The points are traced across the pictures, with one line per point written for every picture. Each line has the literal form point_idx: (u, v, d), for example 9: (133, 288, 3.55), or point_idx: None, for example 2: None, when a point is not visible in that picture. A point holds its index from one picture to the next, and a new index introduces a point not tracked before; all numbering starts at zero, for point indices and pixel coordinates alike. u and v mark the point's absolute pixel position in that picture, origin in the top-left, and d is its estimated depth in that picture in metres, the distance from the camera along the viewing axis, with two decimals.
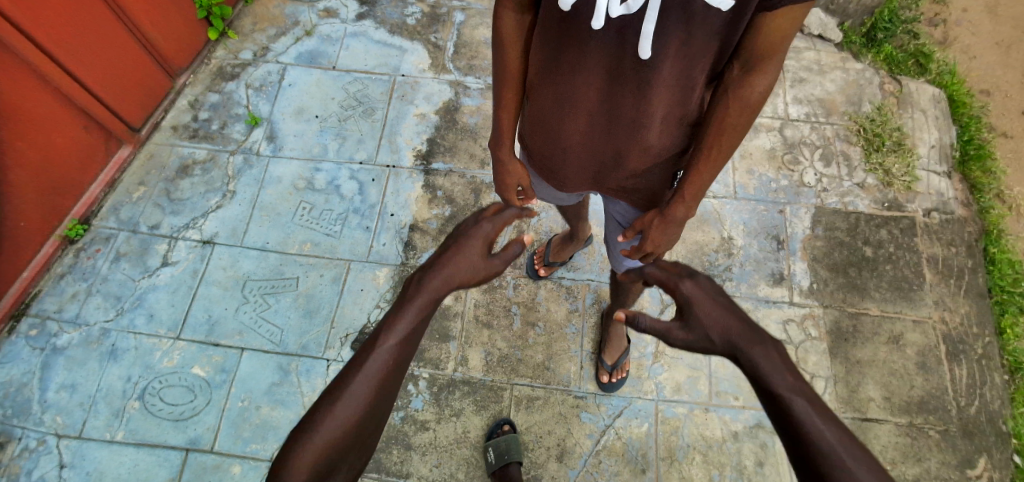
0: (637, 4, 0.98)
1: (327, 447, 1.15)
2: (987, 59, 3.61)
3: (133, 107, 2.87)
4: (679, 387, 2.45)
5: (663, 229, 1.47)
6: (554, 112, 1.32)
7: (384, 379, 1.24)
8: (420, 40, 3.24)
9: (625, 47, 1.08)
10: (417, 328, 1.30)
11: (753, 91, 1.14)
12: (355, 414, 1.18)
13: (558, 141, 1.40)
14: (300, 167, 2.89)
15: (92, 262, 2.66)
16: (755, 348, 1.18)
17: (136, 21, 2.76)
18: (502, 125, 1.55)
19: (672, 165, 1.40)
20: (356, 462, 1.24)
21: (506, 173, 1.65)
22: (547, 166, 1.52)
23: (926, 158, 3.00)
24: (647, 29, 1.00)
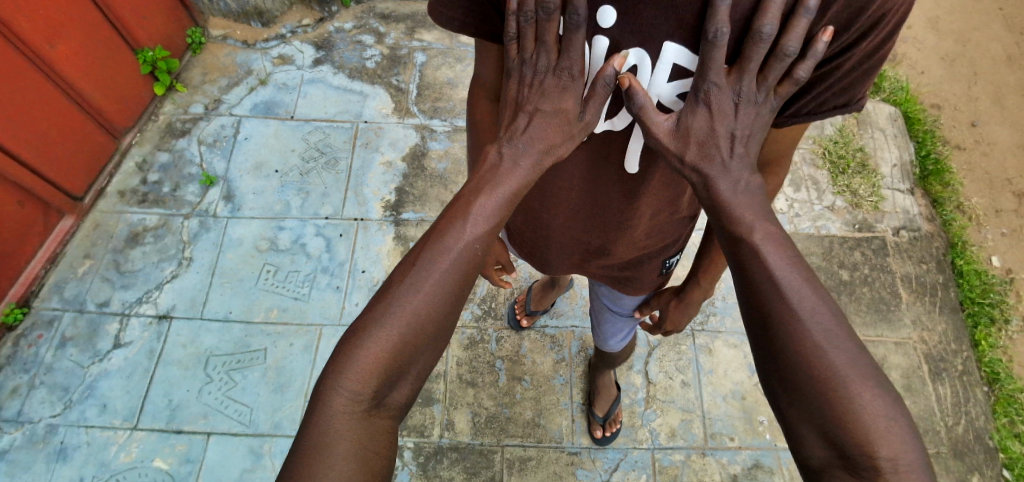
0: (623, 123, 1.02)
1: (389, 349, 0.89)
2: (934, 74, 3.75)
3: (74, 175, 2.66)
4: (674, 431, 2.39)
5: (680, 310, 1.51)
6: (538, 206, 1.27)
7: (464, 272, 0.96)
8: (381, 83, 3.14)
9: (611, 148, 1.07)
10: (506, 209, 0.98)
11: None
12: (423, 314, 0.91)
13: (544, 233, 1.35)
14: (262, 226, 2.73)
15: (34, 351, 2.43)
16: (746, 231, 0.90)
17: (73, 83, 2.58)
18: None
19: (664, 254, 1.37)
20: (430, 364, 0.98)
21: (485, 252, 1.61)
22: (533, 252, 1.47)
23: (889, 177, 3.05)
24: (632, 145, 1.04)
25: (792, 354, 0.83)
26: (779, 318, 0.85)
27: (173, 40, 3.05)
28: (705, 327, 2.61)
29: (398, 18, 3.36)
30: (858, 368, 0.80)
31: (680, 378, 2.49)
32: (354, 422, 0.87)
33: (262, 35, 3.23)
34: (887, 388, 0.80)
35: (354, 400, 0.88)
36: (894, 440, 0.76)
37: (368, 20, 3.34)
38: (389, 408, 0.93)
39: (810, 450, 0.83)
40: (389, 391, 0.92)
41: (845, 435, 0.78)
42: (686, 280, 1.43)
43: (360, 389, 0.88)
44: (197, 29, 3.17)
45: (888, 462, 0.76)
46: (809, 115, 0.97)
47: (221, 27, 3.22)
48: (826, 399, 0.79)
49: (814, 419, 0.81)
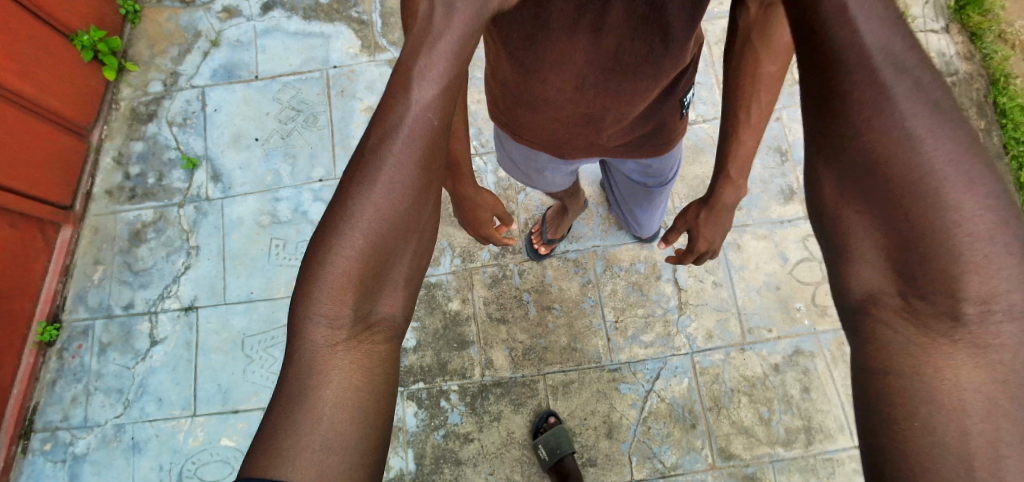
0: None
1: (360, 259, 0.68)
2: None
3: (53, 186, 2.56)
4: (711, 333, 2.38)
5: (713, 224, 1.43)
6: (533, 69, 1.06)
7: (432, 151, 0.73)
8: (341, 19, 2.82)
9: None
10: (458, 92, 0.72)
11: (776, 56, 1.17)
12: (390, 210, 0.70)
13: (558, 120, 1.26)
14: (258, 201, 2.63)
15: (78, 361, 2.50)
16: (855, 35, 0.58)
17: (11, 87, 2.37)
18: (456, 151, 1.31)
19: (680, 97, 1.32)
20: (419, 257, 0.77)
21: (476, 206, 1.50)
22: (553, 142, 1.41)
23: (922, 18, 2.75)
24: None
25: (865, 136, 0.58)
26: (861, 97, 0.58)
27: (104, 15, 2.75)
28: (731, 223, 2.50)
29: None
30: (962, 166, 0.54)
31: (711, 279, 2.44)
32: (340, 355, 0.68)
33: None
34: (998, 192, 0.55)
35: (332, 325, 0.68)
36: (993, 264, 0.52)
37: None
38: (385, 324, 0.72)
39: (857, 273, 0.59)
40: (376, 299, 0.71)
41: (924, 275, 0.55)
42: (716, 180, 1.36)
43: (338, 311, 0.68)
44: None
45: (978, 309, 0.52)
46: None
47: None
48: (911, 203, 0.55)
49: (879, 227, 0.57)
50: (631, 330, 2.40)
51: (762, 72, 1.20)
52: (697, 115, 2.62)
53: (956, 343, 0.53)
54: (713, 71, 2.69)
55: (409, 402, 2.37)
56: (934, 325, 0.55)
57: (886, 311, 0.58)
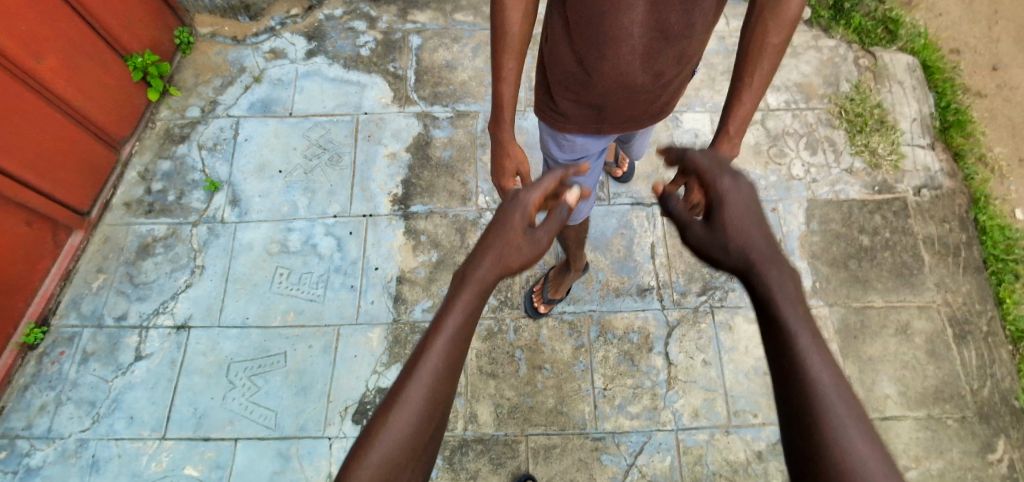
0: None
1: (397, 441, 0.98)
2: (952, 15, 3.65)
3: (76, 191, 2.63)
4: (697, 412, 2.38)
5: None
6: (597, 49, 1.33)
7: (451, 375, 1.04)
8: (378, 72, 3.05)
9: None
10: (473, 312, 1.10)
11: (790, 8, 1.46)
12: (430, 409, 1.01)
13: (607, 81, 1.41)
14: (271, 229, 2.71)
15: (57, 367, 2.46)
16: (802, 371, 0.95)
17: (62, 96, 2.51)
18: (503, 96, 1.58)
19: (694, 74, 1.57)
20: (427, 464, 1.02)
21: (506, 155, 1.64)
22: (592, 112, 1.52)
23: (910, 133, 3.05)
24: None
25: (811, 400, 0.93)
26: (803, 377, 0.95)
27: (160, 42, 2.97)
28: (724, 304, 2.58)
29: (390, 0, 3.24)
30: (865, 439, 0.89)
31: (701, 357, 2.48)
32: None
33: (251, 29, 3.12)
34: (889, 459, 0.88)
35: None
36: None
37: (358, 4, 3.22)
38: None
39: None
40: None
41: None
42: (718, 134, 1.66)
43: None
44: (184, 29, 3.07)
45: None
46: None
47: (209, 25, 3.12)
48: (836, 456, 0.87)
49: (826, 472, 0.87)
50: (619, 399, 2.40)
51: (768, 42, 1.52)
52: None
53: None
54: None
55: None
56: None
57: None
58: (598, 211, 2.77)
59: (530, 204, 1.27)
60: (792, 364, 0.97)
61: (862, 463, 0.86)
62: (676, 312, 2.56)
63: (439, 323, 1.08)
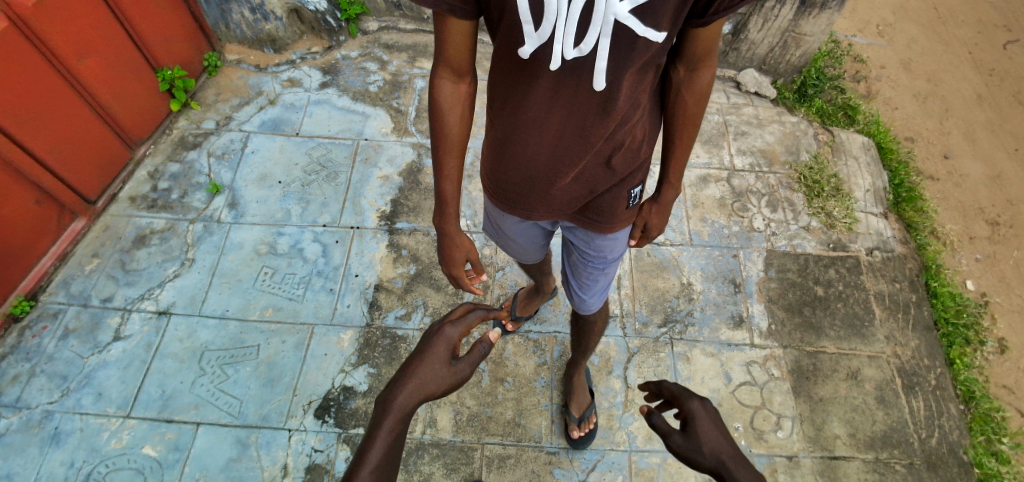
0: (589, 46, 1.16)
1: None
2: (906, 109, 4.04)
3: (89, 180, 2.84)
4: (650, 435, 2.43)
5: (661, 214, 1.74)
6: (517, 145, 1.40)
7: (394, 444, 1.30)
8: (382, 105, 3.36)
9: (581, 79, 1.22)
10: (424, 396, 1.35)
11: (702, 84, 1.44)
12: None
13: (529, 170, 1.44)
14: (263, 231, 2.88)
15: (37, 341, 2.54)
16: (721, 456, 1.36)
17: (98, 95, 2.79)
18: (445, 195, 1.61)
19: (628, 188, 1.53)
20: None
21: (455, 246, 1.71)
22: (523, 197, 1.54)
23: (863, 201, 3.22)
24: (600, 66, 1.18)
25: None
26: None
27: (191, 62, 3.31)
28: (683, 337, 2.68)
29: (401, 48, 3.62)
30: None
31: None
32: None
33: (274, 60, 3.49)
34: None
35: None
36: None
37: (372, 49, 3.60)
38: None
39: None
40: None
41: None
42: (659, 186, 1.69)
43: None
44: (214, 53, 3.43)
45: None
46: (723, 12, 1.19)
47: (237, 52, 3.48)
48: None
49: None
50: None
51: (688, 113, 1.51)
52: (663, 238, 2.97)
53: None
54: (683, 206, 3.11)
55: (343, 446, 2.35)
56: None
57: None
58: None
59: (451, 341, 1.43)
60: None
61: None
62: (636, 340, 2.66)
63: (389, 402, 1.32)
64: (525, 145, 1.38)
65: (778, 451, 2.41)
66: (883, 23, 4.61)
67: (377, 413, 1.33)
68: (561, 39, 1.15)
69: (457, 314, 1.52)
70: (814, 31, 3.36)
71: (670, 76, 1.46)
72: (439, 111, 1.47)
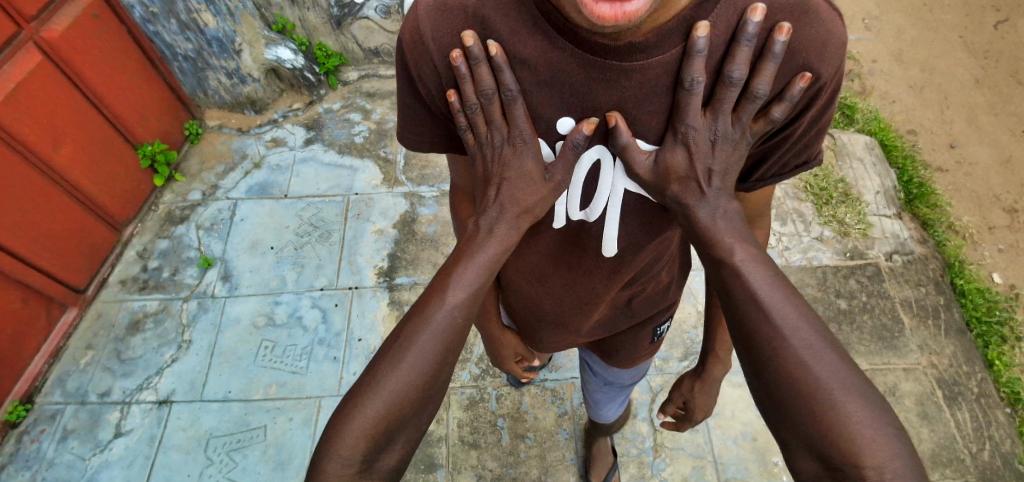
0: (596, 212, 1.08)
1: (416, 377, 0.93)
2: (905, 102, 3.93)
3: (77, 270, 2.76)
4: (686, 481, 2.29)
5: (704, 391, 1.56)
6: (528, 293, 1.32)
7: (452, 339, 0.97)
8: (370, 156, 3.28)
9: (586, 250, 1.16)
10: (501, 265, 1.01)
11: None
12: (417, 380, 0.93)
13: (539, 315, 1.37)
14: (259, 302, 2.78)
15: (36, 446, 2.43)
16: (728, 254, 0.92)
17: (78, 183, 2.72)
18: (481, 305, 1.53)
19: (651, 326, 1.44)
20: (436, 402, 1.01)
21: (500, 345, 1.62)
22: (534, 333, 1.47)
23: (874, 204, 3.09)
24: (608, 233, 1.10)
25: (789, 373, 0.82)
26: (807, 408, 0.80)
27: (171, 134, 3.24)
28: None
29: (384, 95, 3.54)
30: (839, 376, 0.80)
31: None
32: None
33: (255, 121, 3.42)
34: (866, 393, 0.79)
35: (350, 471, 0.89)
36: (875, 446, 0.74)
37: (355, 99, 3.54)
38: (378, 472, 0.93)
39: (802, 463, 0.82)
40: (379, 457, 0.92)
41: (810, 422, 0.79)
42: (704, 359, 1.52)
43: (392, 463, 0.95)
44: (194, 121, 3.36)
45: (875, 471, 0.73)
46: (770, 178, 1.04)
47: (217, 117, 3.41)
48: (789, 378, 0.82)
49: (796, 427, 0.82)
50: None
51: None
52: None
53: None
54: None
55: None
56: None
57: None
58: None
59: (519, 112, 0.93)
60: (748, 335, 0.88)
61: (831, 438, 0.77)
62: (658, 377, 2.54)
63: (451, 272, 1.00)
64: (535, 296, 1.32)
65: None
66: (869, 16, 4.51)
67: (423, 292, 1.01)
68: (564, 202, 1.09)
69: (500, 128, 0.96)
70: None
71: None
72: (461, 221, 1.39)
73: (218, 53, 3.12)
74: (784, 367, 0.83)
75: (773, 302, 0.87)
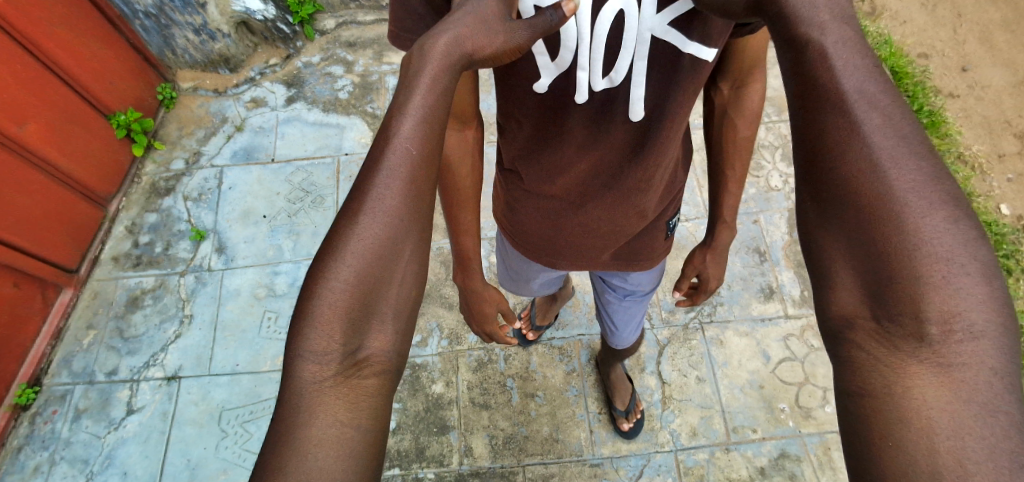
0: (620, 76, 1.04)
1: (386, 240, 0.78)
2: (916, 21, 3.68)
3: (65, 250, 2.68)
4: (695, 430, 2.33)
5: (715, 261, 1.55)
6: (551, 189, 1.30)
7: (414, 178, 0.81)
8: (357, 113, 3.11)
9: (615, 109, 1.10)
10: (446, 93, 0.82)
11: (751, 102, 1.36)
12: (391, 241, 0.78)
13: (562, 213, 1.36)
14: (257, 273, 2.73)
15: (50, 427, 2.44)
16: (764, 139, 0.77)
17: (48, 158, 2.59)
18: (465, 249, 1.43)
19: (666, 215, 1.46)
20: (418, 268, 0.83)
21: (482, 300, 1.51)
22: (555, 241, 1.45)
23: None
24: (637, 93, 1.06)
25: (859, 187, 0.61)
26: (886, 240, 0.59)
27: (143, 99, 3.06)
28: (714, 319, 2.54)
29: (364, 44, 3.31)
30: (926, 195, 0.59)
31: (694, 374, 2.43)
32: (328, 391, 0.71)
33: (231, 80, 3.21)
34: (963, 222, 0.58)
35: (334, 354, 0.72)
36: (960, 293, 0.55)
37: (334, 49, 3.31)
38: (375, 361, 0.76)
39: (838, 300, 0.63)
40: (363, 337, 0.76)
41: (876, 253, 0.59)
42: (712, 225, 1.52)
43: (385, 346, 0.78)
44: (167, 84, 3.17)
45: (942, 327, 0.55)
46: None
47: (191, 78, 3.21)
48: (857, 188, 0.61)
49: (849, 250, 0.62)
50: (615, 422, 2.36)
51: (739, 136, 1.40)
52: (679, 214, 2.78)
53: (923, 364, 0.56)
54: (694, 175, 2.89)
55: None
56: (902, 340, 0.57)
57: (861, 335, 0.61)
58: None
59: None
60: (821, 139, 0.64)
61: (906, 271, 0.57)
62: (666, 331, 2.53)
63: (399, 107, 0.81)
64: (559, 191, 1.29)
65: (829, 428, 2.30)
66: None
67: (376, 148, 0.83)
68: (587, 67, 1.03)
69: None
70: None
71: (714, 98, 1.40)
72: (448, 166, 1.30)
73: (181, 8, 2.85)
74: (858, 171, 0.61)
75: (865, 100, 0.63)
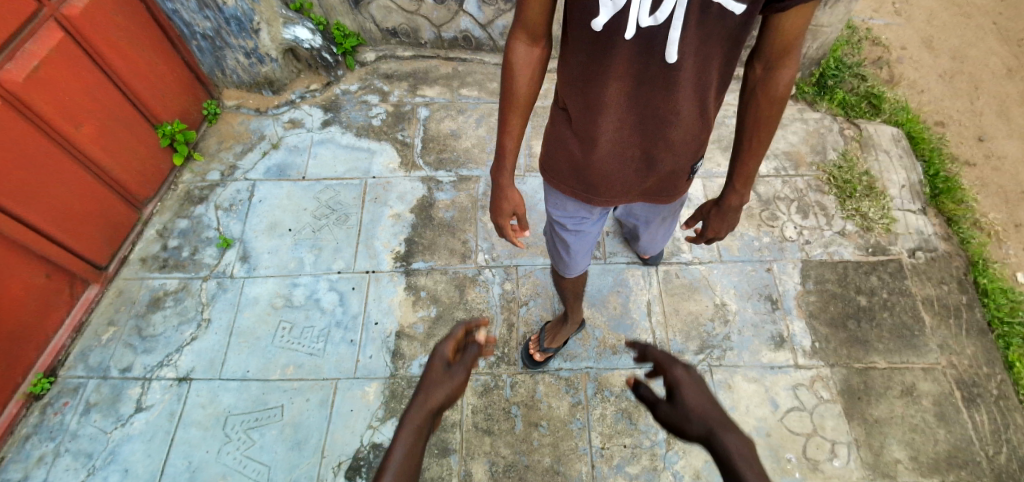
0: (663, 15, 1.25)
1: None
2: (932, 91, 3.83)
3: (97, 246, 2.79)
4: (698, 474, 2.30)
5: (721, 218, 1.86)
6: (588, 123, 1.51)
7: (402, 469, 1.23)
8: (388, 140, 3.27)
9: (652, 55, 1.33)
10: (419, 433, 1.29)
11: (779, 87, 1.51)
12: None
13: (592, 148, 1.56)
14: (277, 284, 2.81)
15: (59, 418, 2.48)
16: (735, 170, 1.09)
17: (95, 159, 2.73)
18: (504, 149, 1.66)
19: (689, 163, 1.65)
20: None
21: (505, 199, 1.72)
22: (584, 177, 1.64)
23: (899, 198, 3.04)
24: (673, 35, 1.28)
25: None
26: None
27: (189, 114, 3.25)
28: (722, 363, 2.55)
29: (401, 77, 3.52)
30: None
31: None
32: None
33: (273, 101, 3.40)
34: None
35: None
36: None
37: (372, 80, 3.52)
38: None
39: None
40: None
41: None
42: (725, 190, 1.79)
43: None
44: (212, 101, 3.38)
45: None
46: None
47: (235, 97, 3.40)
48: None
49: None
50: (617, 459, 2.34)
51: (759, 117, 1.59)
52: (691, 256, 2.84)
53: None
54: None
55: None
56: None
57: None
58: (597, 268, 2.85)
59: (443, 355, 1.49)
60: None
61: None
62: None
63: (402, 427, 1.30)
64: (595, 125, 1.51)
65: None
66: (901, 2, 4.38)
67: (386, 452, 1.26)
68: (636, 7, 1.25)
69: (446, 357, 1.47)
70: (831, 21, 3.21)
71: (749, 77, 1.55)
72: (511, 68, 1.54)
73: (236, 32, 3.06)
74: None
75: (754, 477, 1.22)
